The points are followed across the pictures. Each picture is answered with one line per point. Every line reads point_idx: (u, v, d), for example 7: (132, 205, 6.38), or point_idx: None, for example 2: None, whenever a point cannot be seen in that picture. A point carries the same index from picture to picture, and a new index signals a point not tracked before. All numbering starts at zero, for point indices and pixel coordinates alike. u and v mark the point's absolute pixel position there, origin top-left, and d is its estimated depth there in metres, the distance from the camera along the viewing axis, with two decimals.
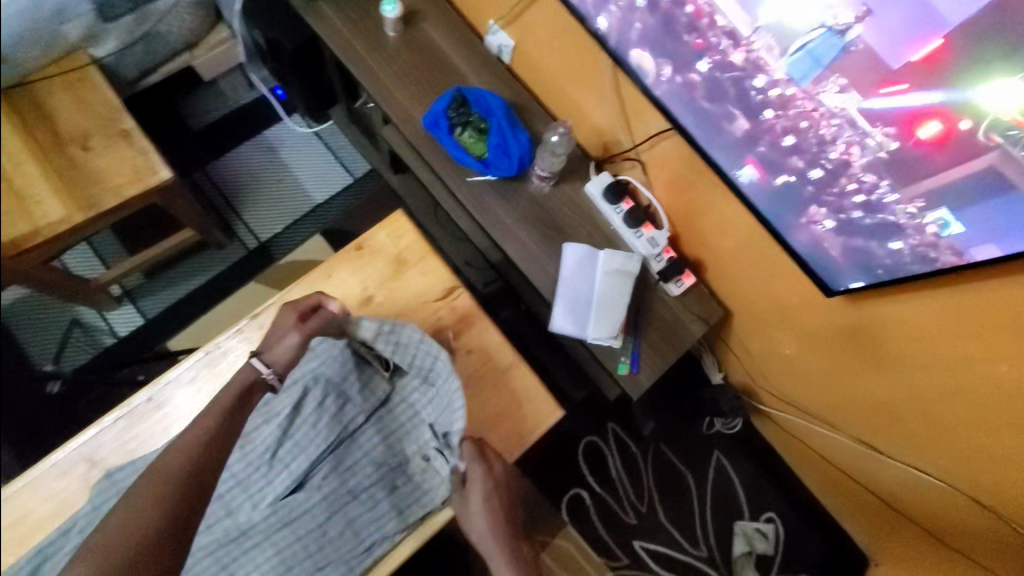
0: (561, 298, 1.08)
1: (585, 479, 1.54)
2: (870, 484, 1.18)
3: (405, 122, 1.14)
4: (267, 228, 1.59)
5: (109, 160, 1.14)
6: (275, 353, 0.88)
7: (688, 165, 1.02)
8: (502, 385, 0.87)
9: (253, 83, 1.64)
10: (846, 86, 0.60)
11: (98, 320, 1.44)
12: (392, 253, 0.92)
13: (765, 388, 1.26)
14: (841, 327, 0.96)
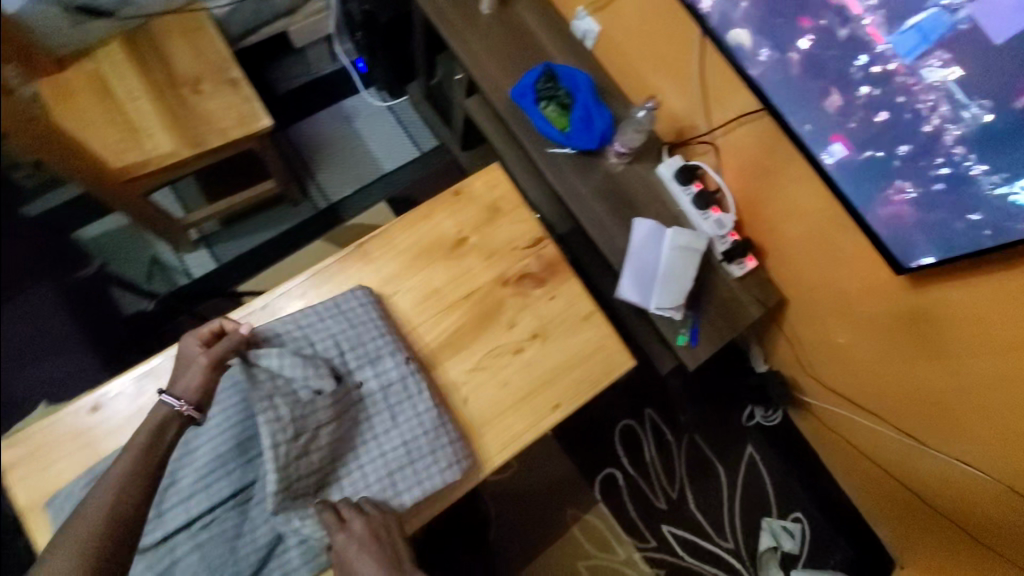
0: (629, 267, 1.13)
1: (619, 461, 1.57)
2: (908, 479, 1.21)
3: (493, 92, 1.21)
4: (337, 190, 1.68)
5: (218, 104, 1.23)
6: (186, 383, 0.72)
7: (761, 154, 1.07)
8: (581, 329, 0.89)
9: (337, 55, 1.74)
10: (949, 61, 0.66)
11: (173, 259, 1.51)
12: (485, 200, 0.93)
13: (811, 378, 1.30)
14: (899, 313, 1.00)
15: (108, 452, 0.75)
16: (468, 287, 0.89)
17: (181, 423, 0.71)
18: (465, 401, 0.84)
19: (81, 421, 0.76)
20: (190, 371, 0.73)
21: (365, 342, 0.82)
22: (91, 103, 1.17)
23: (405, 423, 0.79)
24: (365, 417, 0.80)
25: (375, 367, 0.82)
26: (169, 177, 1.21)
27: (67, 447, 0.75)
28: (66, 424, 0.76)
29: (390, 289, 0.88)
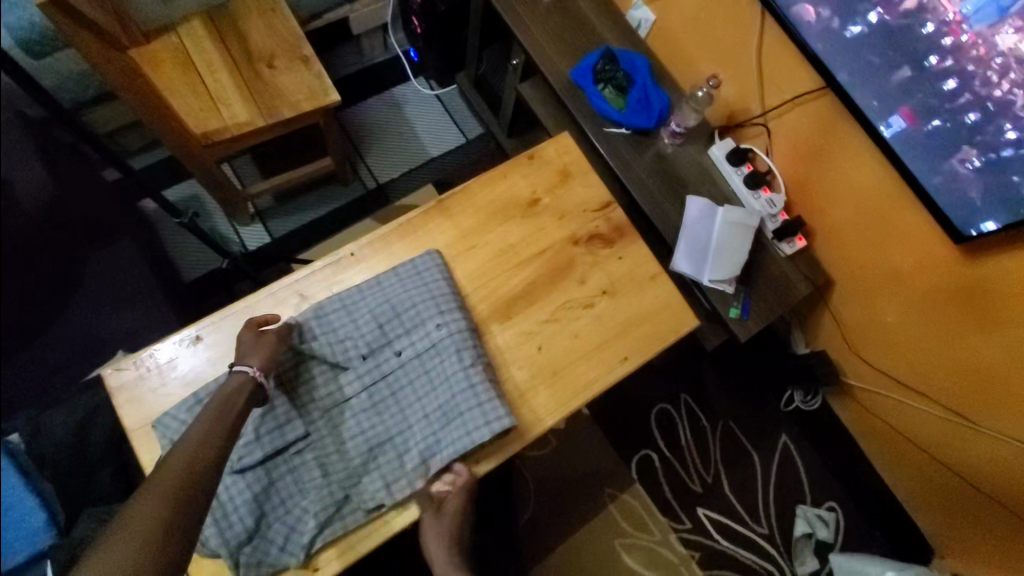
0: (684, 240, 1.16)
1: (656, 443, 1.60)
2: (952, 459, 1.24)
3: (553, 73, 1.26)
4: (385, 173, 1.73)
5: (291, 79, 1.29)
6: (247, 355, 0.75)
7: (817, 135, 1.11)
8: (649, 288, 0.94)
9: (389, 45, 1.80)
10: (1022, 27, 0.69)
11: (231, 232, 1.59)
12: (557, 164, 0.99)
13: (854, 357, 1.34)
14: (953, 288, 1.03)
15: (210, 380, 0.80)
16: (541, 245, 0.94)
17: (254, 390, 0.74)
18: (539, 349, 0.89)
19: (189, 350, 0.82)
20: (244, 344, 0.76)
21: (416, 301, 0.83)
22: (175, 74, 1.24)
23: (452, 380, 0.79)
24: (413, 380, 0.81)
25: (423, 328, 0.83)
26: (246, 144, 1.28)
27: (175, 371, 0.81)
28: (173, 350, 0.81)
29: (469, 244, 0.92)
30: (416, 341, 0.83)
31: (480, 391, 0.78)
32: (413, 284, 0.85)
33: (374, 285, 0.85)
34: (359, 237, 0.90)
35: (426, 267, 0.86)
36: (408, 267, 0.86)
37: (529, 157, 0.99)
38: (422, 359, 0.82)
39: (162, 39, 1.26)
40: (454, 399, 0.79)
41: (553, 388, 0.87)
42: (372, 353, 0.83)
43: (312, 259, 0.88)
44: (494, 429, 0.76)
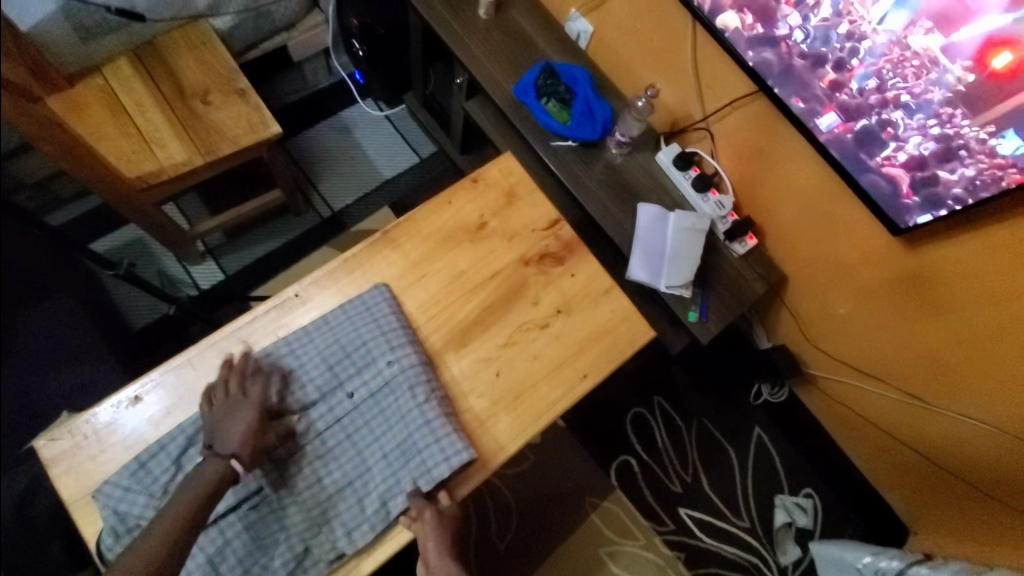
0: (639, 249, 1.17)
1: (633, 448, 1.60)
2: (914, 441, 1.27)
3: (496, 91, 1.26)
4: (340, 199, 1.70)
5: (228, 114, 1.26)
6: (234, 438, 0.72)
7: (758, 137, 1.13)
8: (604, 303, 0.93)
9: (334, 69, 1.78)
10: (932, 29, 0.73)
11: (183, 273, 1.54)
12: (503, 185, 0.98)
13: (813, 348, 1.36)
14: (897, 276, 1.06)
15: (151, 442, 0.77)
16: (492, 268, 0.93)
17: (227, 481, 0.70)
18: (498, 374, 0.87)
19: (127, 412, 0.78)
20: (240, 422, 0.73)
21: (366, 340, 0.82)
22: (103, 117, 1.20)
23: (408, 418, 0.78)
24: (369, 420, 0.80)
25: (374, 367, 0.81)
26: (186, 184, 1.25)
27: (113, 437, 0.77)
28: (109, 415, 0.78)
29: (419, 273, 0.91)
30: (369, 380, 0.81)
31: (437, 426, 0.77)
32: (362, 321, 0.83)
33: (320, 327, 0.83)
34: (301, 277, 0.87)
35: (375, 302, 0.84)
36: (355, 304, 0.84)
37: (475, 180, 0.98)
38: (377, 398, 0.80)
39: (87, 82, 1.22)
40: (412, 436, 0.77)
41: (514, 413, 0.85)
42: (324, 397, 0.80)
43: (254, 303, 0.86)
44: (454, 463, 0.75)
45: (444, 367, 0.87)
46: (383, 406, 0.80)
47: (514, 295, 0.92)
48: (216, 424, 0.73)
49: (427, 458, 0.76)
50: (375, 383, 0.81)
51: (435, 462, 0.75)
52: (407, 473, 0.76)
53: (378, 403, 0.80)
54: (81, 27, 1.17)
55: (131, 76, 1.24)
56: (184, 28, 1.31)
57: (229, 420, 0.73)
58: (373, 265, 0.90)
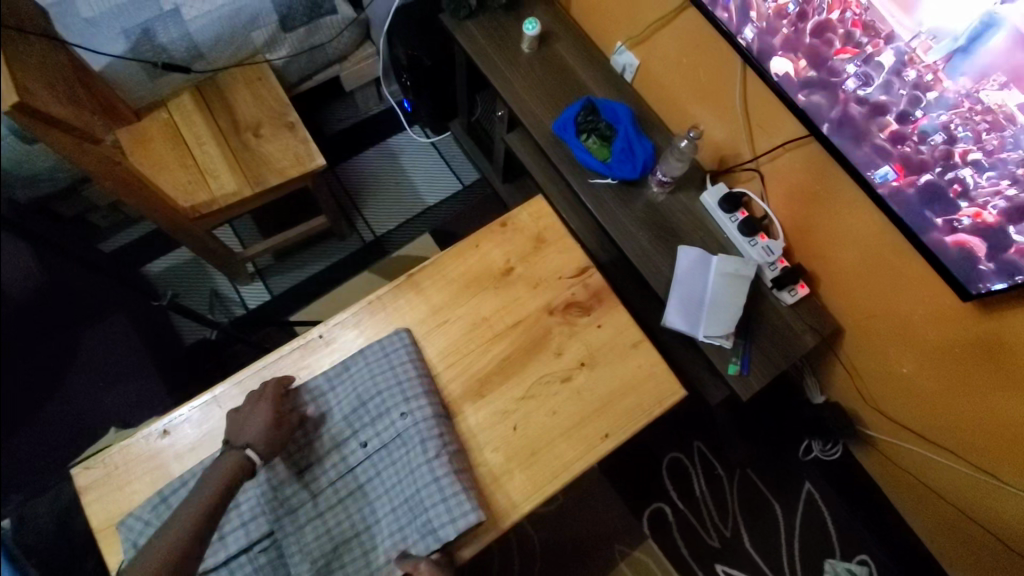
0: (677, 295, 1.11)
1: (669, 495, 1.52)
2: (984, 518, 1.14)
3: (535, 127, 1.24)
4: (383, 224, 1.73)
5: (277, 147, 1.30)
6: (250, 432, 0.75)
7: (812, 181, 1.05)
8: (632, 357, 0.89)
9: (384, 97, 1.82)
10: (1006, 83, 0.66)
11: (232, 292, 1.61)
12: (532, 230, 0.95)
13: (871, 408, 1.26)
14: (963, 340, 0.95)
15: (175, 477, 0.80)
16: (516, 316, 0.90)
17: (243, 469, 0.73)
18: (514, 429, 0.84)
19: (154, 445, 0.82)
20: (257, 418, 0.77)
21: (381, 390, 0.82)
22: (165, 149, 1.27)
23: (416, 473, 0.77)
24: (379, 471, 0.80)
25: (388, 417, 0.81)
26: (235, 213, 1.31)
27: (141, 468, 0.80)
28: (140, 448, 0.81)
29: (441, 319, 0.90)
30: (381, 430, 0.81)
31: (444, 484, 0.75)
32: (380, 369, 0.83)
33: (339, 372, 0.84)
34: (324, 319, 0.88)
35: (394, 348, 0.84)
36: (374, 350, 0.84)
37: (504, 224, 0.96)
38: (389, 449, 0.81)
39: (152, 115, 1.30)
40: (419, 493, 0.76)
41: (530, 470, 0.82)
42: (339, 444, 0.82)
43: (280, 343, 0.87)
44: (459, 526, 0.73)
45: (460, 419, 0.85)
46: (395, 457, 0.80)
47: (536, 346, 0.89)
48: (237, 421, 0.77)
49: (432, 516, 0.74)
50: (388, 432, 0.81)
51: (442, 520, 0.74)
52: (414, 527, 0.76)
53: (390, 453, 0.81)
54: (148, 65, 1.25)
55: (189, 109, 1.32)
56: (243, 65, 1.38)
57: (250, 417, 0.77)
58: (396, 308, 0.90)
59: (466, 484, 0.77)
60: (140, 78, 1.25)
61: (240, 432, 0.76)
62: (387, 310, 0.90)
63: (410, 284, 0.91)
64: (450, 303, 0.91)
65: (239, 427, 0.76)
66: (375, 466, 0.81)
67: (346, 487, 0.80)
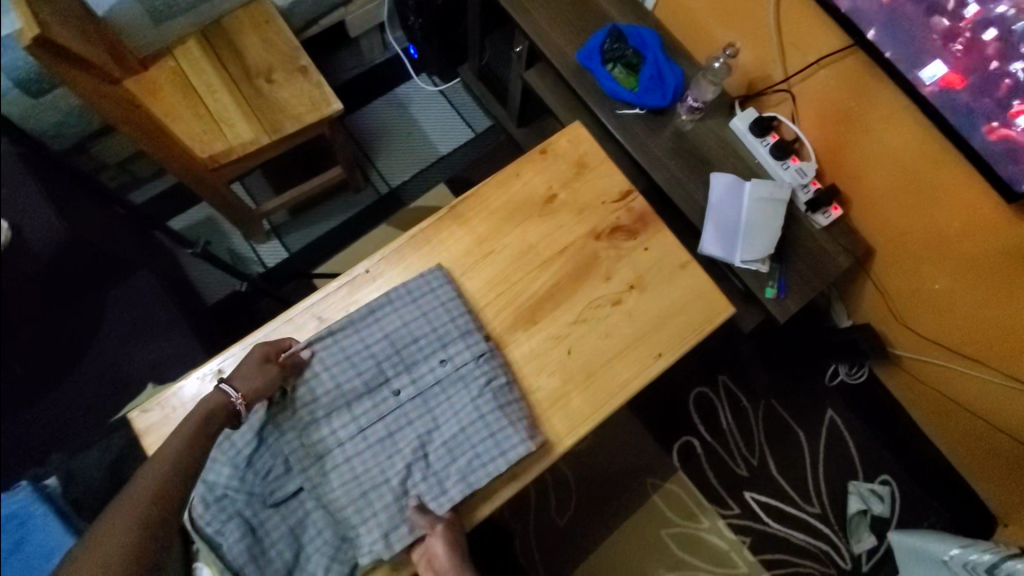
0: (712, 221, 1.11)
1: (696, 428, 1.55)
2: (1012, 428, 1.18)
3: (559, 59, 1.21)
4: (396, 176, 1.70)
5: (291, 92, 1.26)
6: (237, 373, 0.76)
7: (848, 98, 1.04)
8: (680, 278, 0.89)
9: (388, 44, 1.76)
10: None
11: (248, 252, 1.58)
12: (572, 156, 0.94)
13: (902, 328, 1.27)
14: (999, 250, 0.96)
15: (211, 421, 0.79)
16: (561, 243, 0.89)
17: (228, 415, 0.75)
18: (569, 352, 0.85)
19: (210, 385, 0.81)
20: (248, 361, 0.76)
21: (418, 336, 0.83)
22: (175, 99, 1.22)
23: (460, 414, 0.79)
24: (413, 419, 0.80)
25: (424, 365, 0.83)
26: (253, 163, 1.27)
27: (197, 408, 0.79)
28: (196, 388, 0.81)
29: (487, 249, 0.89)
30: (417, 378, 0.82)
31: (490, 422, 0.78)
32: (411, 317, 0.83)
33: (370, 316, 0.82)
34: (370, 254, 0.87)
35: (431, 284, 0.84)
36: (413, 288, 0.84)
37: (543, 151, 0.94)
38: (425, 397, 0.81)
39: (158, 64, 1.24)
40: (462, 434, 0.78)
41: (587, 392, 0.83)
42: (371, 391, 0.81)
43: (326, 279, 0.86)
44: (509, 458, 0.76)
45: (513, 345, 0.85)
46: (430, 403, 0.81)
47: (583, 273, 0.88)
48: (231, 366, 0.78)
49: (482, 450, 0.77)
50: (424, 378, 0.82)
51: (494, 455, 0.76)
52: (456, 466, 0.77)
53: (424, 400, 0.81)
54: (153, 9, 1.17)
55: (198, 57, 1.26)
56: (248, 7, 1.32)
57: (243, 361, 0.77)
58: (442, 240, 0.89)
59: (513, 417, 0.78)
60: (145, 23, 1.17)
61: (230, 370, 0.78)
62: (433, 242, 0.88)
63: (453, 215, 0.90)
64: (495, 233, 0.89)
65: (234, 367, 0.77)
66: (408, 412, 0.81)
67: (376, 439, 0.79)
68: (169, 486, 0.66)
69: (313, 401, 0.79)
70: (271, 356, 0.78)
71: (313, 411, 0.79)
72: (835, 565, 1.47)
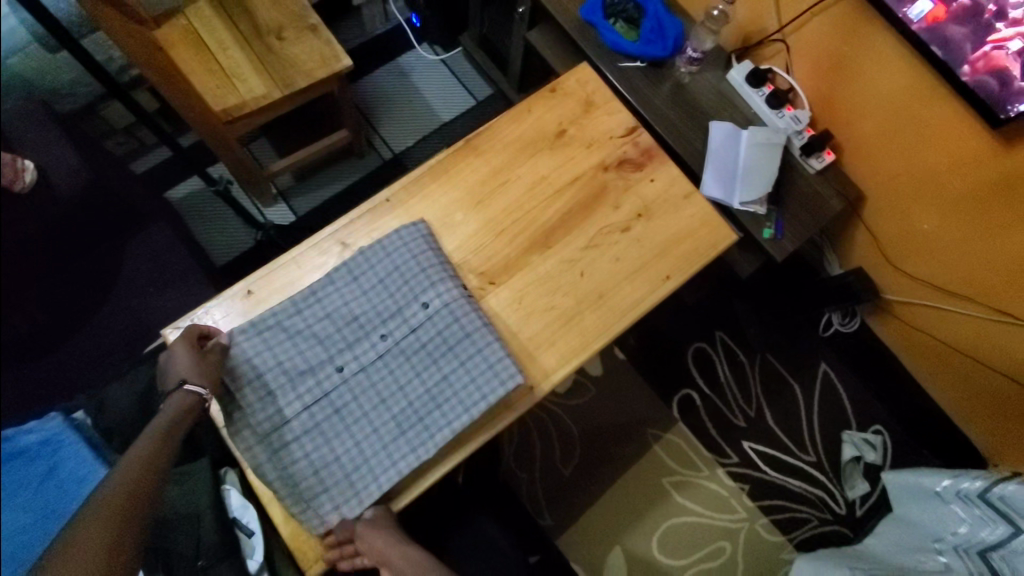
0: (711, 166, 1.15)
1: (696, 382, 1.60)
2: (998, 363, 1.25)
3: (562, 14, 1.25)
4: (399, 142, 1.74)
5: (302, 48, 1.29)
6: (181, 369, 0.74)
7: (840, 45, 1.10)
8: (685, 207, 0.93)
9: (391, 14, 1.80)
10: None
11: (258, 215, 1.61)
12: (581, 94, 0.98)
13: (893, 272, 1.34)
14: (987, 182, 1.02)
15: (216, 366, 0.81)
16: (571, 175, 0.94)
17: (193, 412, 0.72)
18: (582, 274, 0.89)
19: (239, 303, 0.85)
20: (181, 357, 0.74)
21: (359, 314, 0.82)
22: (189, 55, 1.25)
23: (407, 388, 0.80)
24: (356, 397, 0.79)
25: (367, 342, 0.82)
26: (265, 118, 1.30)
27: (230, 326, 0.84)
28: (227, 304, 0.85)
29: (501, 180, 0.93)
30: (360, 355, 0.81)
31: (436, 395, 0.79)
32: (351, 294, 0.83)
33: (311, 298, 0.82)
34: (392, 183, 0.90)
35: (417, 234, 0.85)
36: (410, 230, 0.85)
37: (553, 90, 0.98)
38: (368, 373, 0.80)
39: (171, 22, 1.27)
40: (410, 406, 0.79)
41: (599, 310, 0.87)
42: (314, 370, 0.80)
43: (348, 207, 0.89)
44: (455, 426, 0.78)
45: (529, 269, 0.89)
46: (373, 380, 0.80)
47: (592, 204, 0.92)
48: (164, 364, 0.75)
49: (431, 421, 0.78)
50: (367, 356, 0.81)
51: (440, 425, 0.78)
52: (404, 437, 0.78)
53: (368, 377, 0.80)
54: None
55: (210, 15, 1.28)
56: None
57: (176, 357, 0.75)
58: (459, 171, 0.92)
59: (458, 386, 0.80)
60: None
61: (173, 372, 0.74)
62: (450, 173, 0.92)
63: (468, 149, 0.94)
64: (508, 167, 0.93)
65: (169, 367, 0.74)
66: (351, 388, 0.80)
67: (318, 417, 0.78)
68: (138, 488, 0.64)
69: (256, 381, 0.78)
70: (200, 350, 0.76)
71: (256, 392, 0.78)
72: (830, 510, 1.52)
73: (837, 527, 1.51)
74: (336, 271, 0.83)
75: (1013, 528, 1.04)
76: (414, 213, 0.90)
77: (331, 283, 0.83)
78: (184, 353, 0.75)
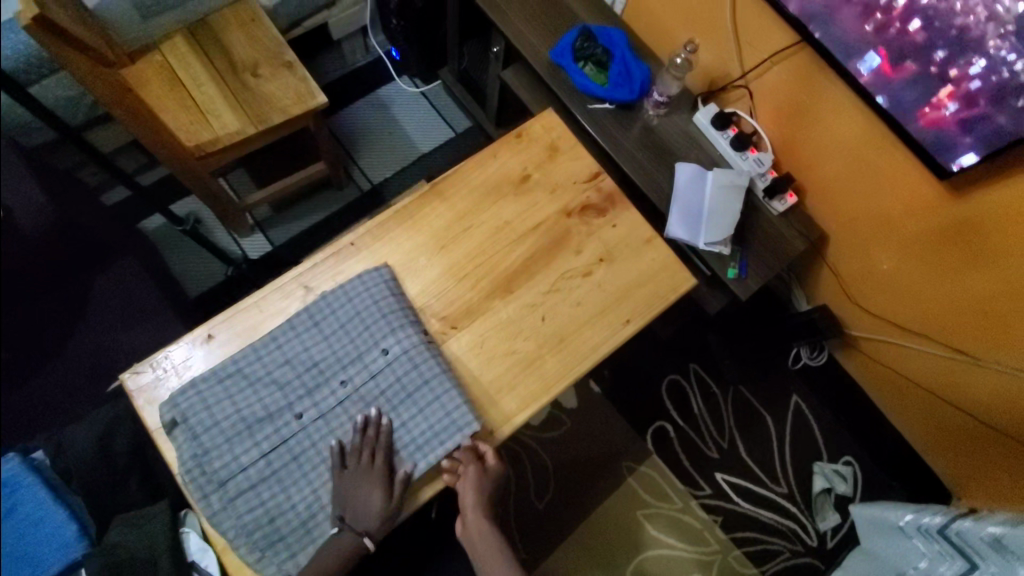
0: (677, 207, 1.18)
1: (669, 414, 1.61)
2: (954, 399, 1.27)
3: (533, 57, 1.28)
4: (378, 173, 1.75)
5: (276, 85, 1.31)
6: (367, 517, 0.76)
7: (798, 93, 1.13)
8: (646, 252, 0.95)
9: (371, 47, 1.83)
10: None
11: (234, 246, 1.61)
12: (545, 140, 1.00)
13: (855, 307, 1.37)
14: (939, 229, 1.06)
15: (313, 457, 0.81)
16: (535, 220, 0.96)
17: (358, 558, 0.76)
18: (543, 319, 0.90)
19: (201, 348, 0.85)
20: (372, 502, 0.76)
21: (319, 360, 0.83)
22: (162, 91, 1.26)
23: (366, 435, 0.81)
24: (314, 444, 0.80)
25: (326, 389, 0.82)
26: (239, 153, 1.31)
27: (189, 371, 0.84)
28: (186, 349, 0.84)
29: (466, 225, 0.94)
30: (319, 402, 0.81)
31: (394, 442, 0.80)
32: (312, 340, 0.83)
33: (273, 345, 0.82)
34: (357, 228, 0.91)
35: (378, 280, 0.86)
36: (373, 276, 0.86)
37: (519, 136, 1.00)
38: (326, 420, 0.81)
39: (146, 58, 1.28)
40: None
41: (559, 354, 0.88)
42: (272, 418, 0.80)
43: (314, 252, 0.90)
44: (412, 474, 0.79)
45: (490, 313, 0.90)
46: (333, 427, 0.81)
47: (555, 249, 0.94)
48: (352, 501, 0.76)
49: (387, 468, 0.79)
50: (326, 403, 0.82)
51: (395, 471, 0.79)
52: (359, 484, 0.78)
53: (326, 424, 0.81)
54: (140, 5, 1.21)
55: (185, 51, 1.30)
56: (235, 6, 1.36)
57: (361, 496, 0.76)
58: (426, 216, 0.94)
59: (416, 433, 0.81)
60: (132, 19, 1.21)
61: (355, 509, 0.76)
62: (416, 219, 0.94)
63: (434, 194, 0.95)
64: (474, 212, 0.95)
65: (355, 508, 0.76)
66: (309, 436, 0.80)
67: (275, 464, 0.78)
68: None
69: (214, 427, 0.78)
70: (387, 487, 0.77)
71: (212, 439, 0.77)
72: (802, 542, 1.53)
73: (808, 559, 1.51)
74: (297, 317, 0.84)
75: (970, 564, 1.03)
76: (380, 258, 0.91)
77: (293, 328, 0.83)
78: (376, 500, 0.76)
